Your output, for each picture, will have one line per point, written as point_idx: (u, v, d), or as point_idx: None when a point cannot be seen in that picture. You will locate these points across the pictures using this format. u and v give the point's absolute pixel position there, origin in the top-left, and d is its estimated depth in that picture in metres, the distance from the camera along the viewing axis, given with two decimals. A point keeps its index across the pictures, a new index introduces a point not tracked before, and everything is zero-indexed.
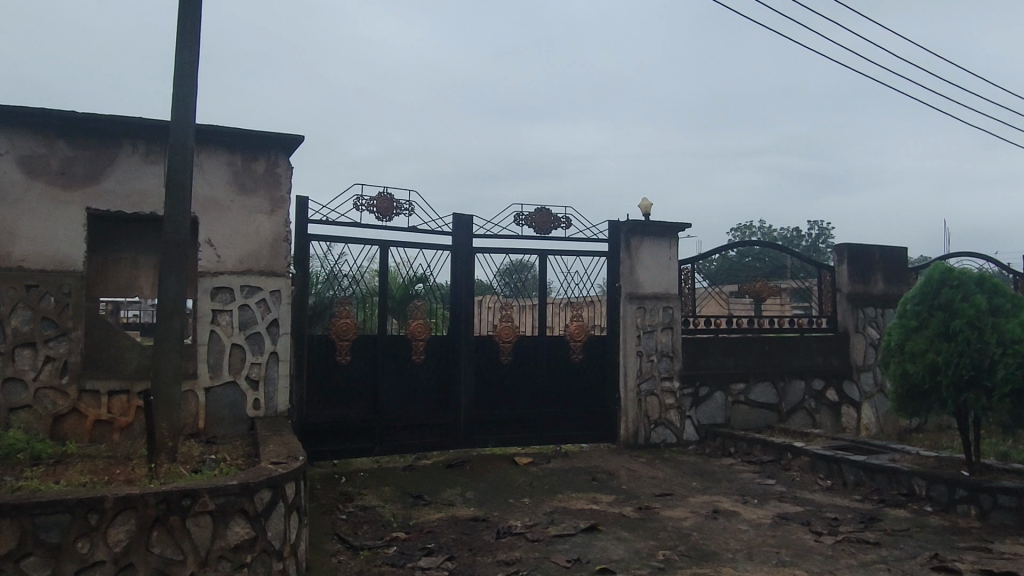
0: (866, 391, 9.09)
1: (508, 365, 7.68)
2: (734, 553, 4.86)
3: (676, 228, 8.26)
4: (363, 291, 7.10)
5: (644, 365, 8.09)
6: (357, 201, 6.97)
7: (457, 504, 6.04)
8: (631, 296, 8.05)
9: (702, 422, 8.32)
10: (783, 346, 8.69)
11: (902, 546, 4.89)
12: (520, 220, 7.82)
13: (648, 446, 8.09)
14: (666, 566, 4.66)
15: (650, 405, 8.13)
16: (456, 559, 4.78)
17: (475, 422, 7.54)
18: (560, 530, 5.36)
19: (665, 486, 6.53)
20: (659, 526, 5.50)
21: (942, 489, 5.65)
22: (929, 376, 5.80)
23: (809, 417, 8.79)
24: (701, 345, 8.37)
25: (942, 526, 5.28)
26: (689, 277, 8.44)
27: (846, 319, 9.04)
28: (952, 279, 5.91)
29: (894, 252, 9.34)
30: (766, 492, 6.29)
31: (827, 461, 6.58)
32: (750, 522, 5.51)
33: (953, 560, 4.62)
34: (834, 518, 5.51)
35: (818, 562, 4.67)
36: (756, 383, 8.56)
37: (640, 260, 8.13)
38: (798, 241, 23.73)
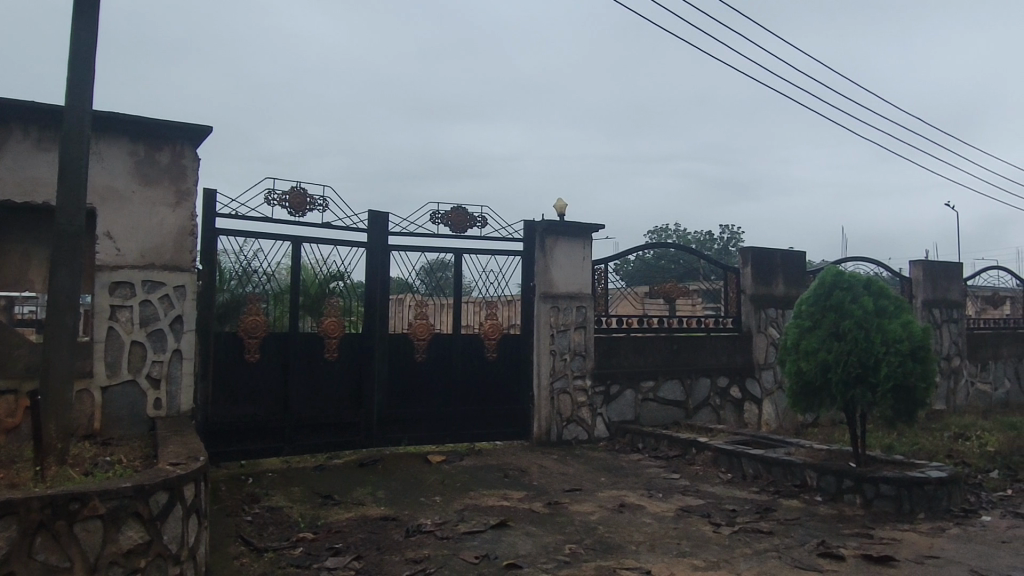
0: (766, 389, 9.54)
1: (423, 363, 7.66)
2: (637, 546, 5.01)
3: (589, 229, 8.43)
4: (274, 288, 6.94)
5: (557, 364, 8.22)
6: (269, 195, 6.80)
7: (367, 503, 5.98)
8: (545, 295, 8.17)
9: (613, 419, 8.53)
10: (691, 346, 9.00)
11: (793, 534, 5.16)
12: (436, 218, 7.81)
13: (561, 443, 8.22)
14: (572, 560, 4.76)
15: (562, 402, 8.27)
16: (364, 559, 4.74)
17: (388, 420, 7.48)
18: (470, 527, 5.39)
19: (575, 482, 6.67)
20: (566, 520, 5.61)
21: (831, 480, 5.98)
22: (821, 373, 6.14)
23: (714, 414, 9.13)
24: (614, 344, 8.58)
25: (830, 514, 5.60)
26: (602, 277, 8.64)
27: (749, 319, 9.47)
28: (843, 281, 6.27)
29: (795, 256, 9.84)
30: (671, 486, 6.51)
31: (729, 455, 6.87)
32: (654, 515, 5.69)
33: (838, 546, 4.90)
34: (732, 510, 5.75)
35: (715, 552, 4.87)
36: (665, 381, 8.83)
37: (556, 260, 8.26)
38: (710, 243, 24.56)
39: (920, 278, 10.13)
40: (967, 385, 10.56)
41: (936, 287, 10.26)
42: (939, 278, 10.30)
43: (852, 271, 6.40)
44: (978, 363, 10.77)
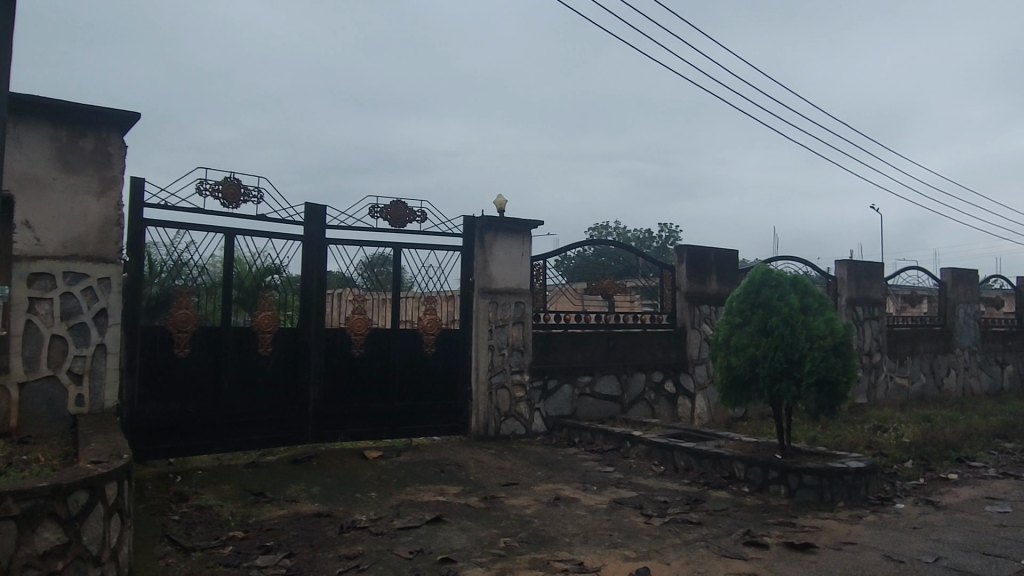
0: (699, 384, 9.80)
1: (360, 358, 7.58)
2: (570, 538, 5.09)
3: (529, 226, 8.48)
4: (206, 281, 6.77)
5: (495, 359, 8.26)
6: (200, 185, 6.61)
7: (301, 500, 5.89)
8: (484, 291, 8.20)
9: (550, 414, 8.61)
10: (627, 341, 9.17)
11: (720, 524, 5.32)
12: (375, 212, 7.73)
13: (498, 437, 8.26)
14: (506, 553, 4.79)
15: (500, 397, 8.31)
16: (296, 556, 4.67)
17: (324, 416, 7.38)
18: (405, 522, 5.37)
19: (511, 476, 6.72)
20: (502, 514, 5.65)
21: (757, 471, 6.18)
22: (749, 369, 6.34)
23: (649, 408, 9.32)
24: (552, 340, 8.66)
25: (756, 504, 5.79)
26: (540, 273, 8.71)
27: (683, 316, 9.69)
28: (771, 280, 6.48)
29: (729, 255, 10.10)
30: (605, 479, 6.63)
31: (661, 448, 7.03)
32: (587, 507, 5.79)
33: (762, 535, 5.08)
34: (663, 501, 5.89)
35: (646, 542, 4.98)
36: (601, 376, 8.97)
37: (494, 256, 8.29)
38: (648, 241, 25.00)
39: (844, 277, 10.55)
40: (886, 379, 11.06)
41: (859, 286, 10.71)
42: (862, 277, 10.75)
43: (779, 269, 6.62)
44: (897, 358, 11.29)
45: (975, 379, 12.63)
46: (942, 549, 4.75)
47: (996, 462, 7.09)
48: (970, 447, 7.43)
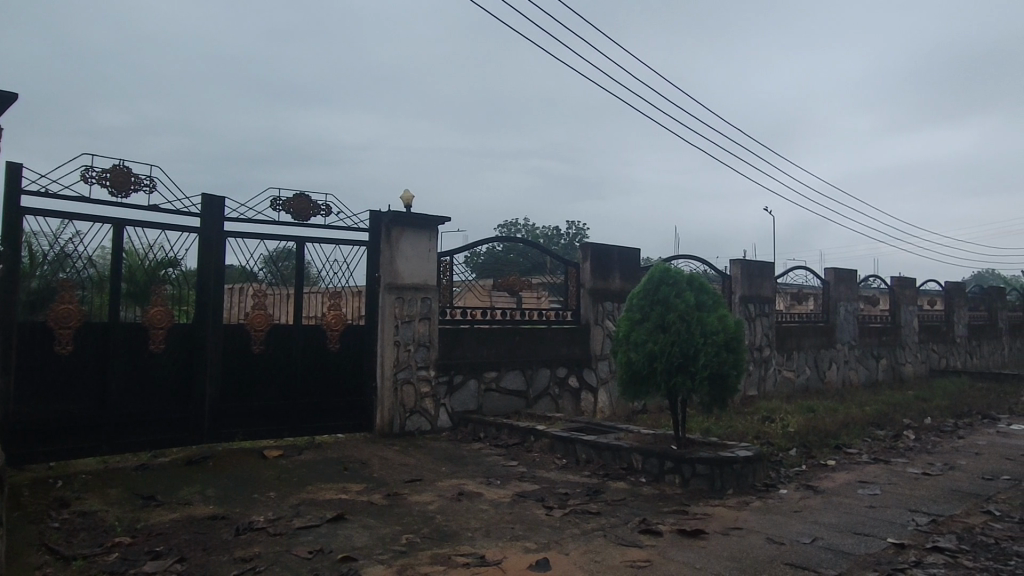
0: (601, 378, 10.06)
1: (260, 355, 7.36)
2: (472, 532, 5.14)
3: (436, 221, 8.46)
4: (93, 275, 6.40)
5: (401, 355, 8.20)
6: (85, 172, 6.24)
7: (194, 503, 5.67)
8: (390, 286, 8.12)
9: (456, 409, 8.63)
10: (533, 337, 9.31)
11: (618, 514, 5.50)
12: (276, 205, 7.52)
13: (403, 434, 8.21)
14: (408, 549, 4.79)
15: (406, 393, 8.26)
16: (188, 561, 4.50)
17: (221, 414, 7.12)
18: (305, 522, 5.27)
19: (415, 472, 6.70)
20: (404, 510, 5.63)
21: (654, 462, 6.42)
22: (648, 363, 6.58)
23: (553, 402, 9.50)
24: (458, 335, 8.68)
25: (652, 494, 6.01)
26: (447, 269, 8.71)
27: (587, 312, 9.92)
28: (669, 277, 6.73)
29: (631, 253, 10.41)
30: (508, 473, 6.72)
31: (564, 441, 7.18)
32: (490, 501, 5.85)
33: (656, 523, 5.29)
34: (564, 493, 6.03)
35: (546, 534, 5.10)
36: (507, 371, 9.06)
37: (401, 251, 8.24)
38: (556, 239, 25.42)
39: (738, 275, 11.07)
40: (775, 372, 11.70)
41: (751, 284, 11.27)
42: (754, 276, 11.32)
43: (677, 268, 6.88)
44: (785, 353, 11.96)
45: (853, 371, 13.55)
46: (818, 530, 5.09)
47: (870, 448, 7.63)
48: (847, 435, 7.98)
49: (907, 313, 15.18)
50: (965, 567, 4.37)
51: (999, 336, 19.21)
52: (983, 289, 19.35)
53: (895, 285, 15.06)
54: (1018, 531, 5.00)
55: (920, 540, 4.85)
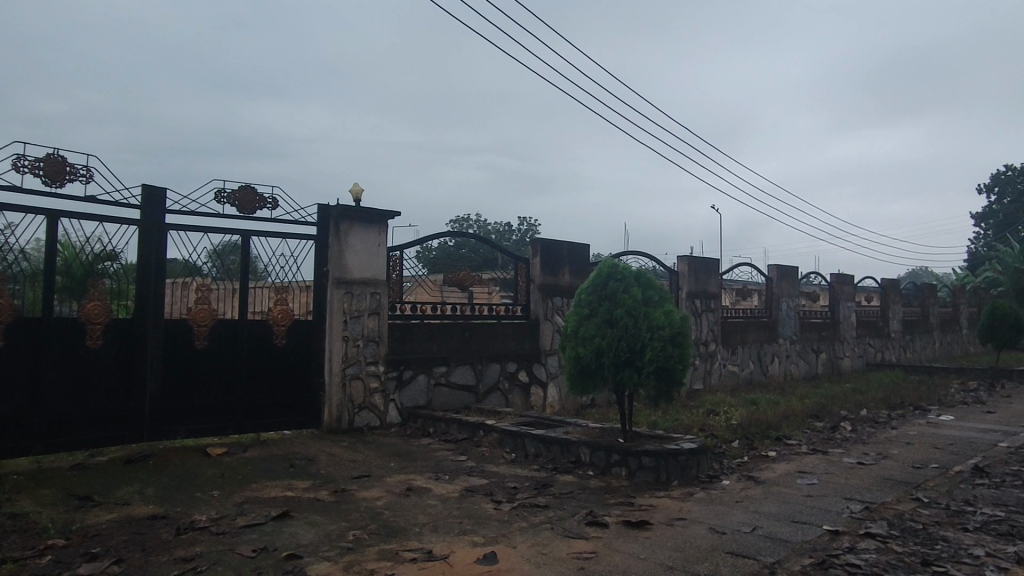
0: (551, 373, 10.14)
1: (203, 350, 7.19)
2: (420, 527, 5.13)
3: (386, 216, 8.40)
4: (25, 268, 6.16)
5: (349, 350, 8.10)
6: (17, 160, 5.99)
7: (133, 503, 5.52)
8: (339, 281, 8.02)
9: (405, 405, 8.58)
10: (483, 332, 9.32)
11: (565, 507, 5.56)
12: (221, 197, 7.35)
13: (352, 430, 8.13)
14: (354, 546, 4.75)
15: (354, 389, 8.17)
16: (125, 562, 4.38)
17: (162, 412, 6.93)
18: (249, 520, 5.18)
19: (363, 468, 6.65)
20: (352, 507, 5.59)
21: (601, 455, 6.50)
22: (596, 358, 6.65)
23: (503, 397, 9.53)
24: (408, 330, 8.63)
25: (599, 486, 6.09)
26: (397, 264, 8.65)
27: (537, 308, 9.98)
28: (616, 273, 6.82)
29: (581, 249, 10.50)
30: (457, 468, 6.72)
31: (513, 436, 7.22)
32: (439, 496, 5.85)
33: (603, 515, 5.36)
34: (513, 487, 6.06)
35: (494, 528, 5.12)
36: (456, 366, 9.06)
37: (350, 245, 8.14)
38: (508, 235, 25.51)
39: (685, 271, 11.27)
40: (720, 366, 11.97)
41: (698, 280, 11.49)
42: (700, 272, 11.54)
43: (625, 264, 6.97)
44: (730, 348, 12.24)
45: (795, 365, 13.95)
46: (758, 519, 5.24)
47: (809, 439, 7.88)
48: (787, 426, 8.22)
49: (845, 308, 15.70)
50: (895, 551, 4.56)
51: (930, 331, 20.03)
52: (917, 285, 20.12)
53: (834, 281, 15.54)
54: (945, 516, 5.23)
55: (854, 527, 5.04)
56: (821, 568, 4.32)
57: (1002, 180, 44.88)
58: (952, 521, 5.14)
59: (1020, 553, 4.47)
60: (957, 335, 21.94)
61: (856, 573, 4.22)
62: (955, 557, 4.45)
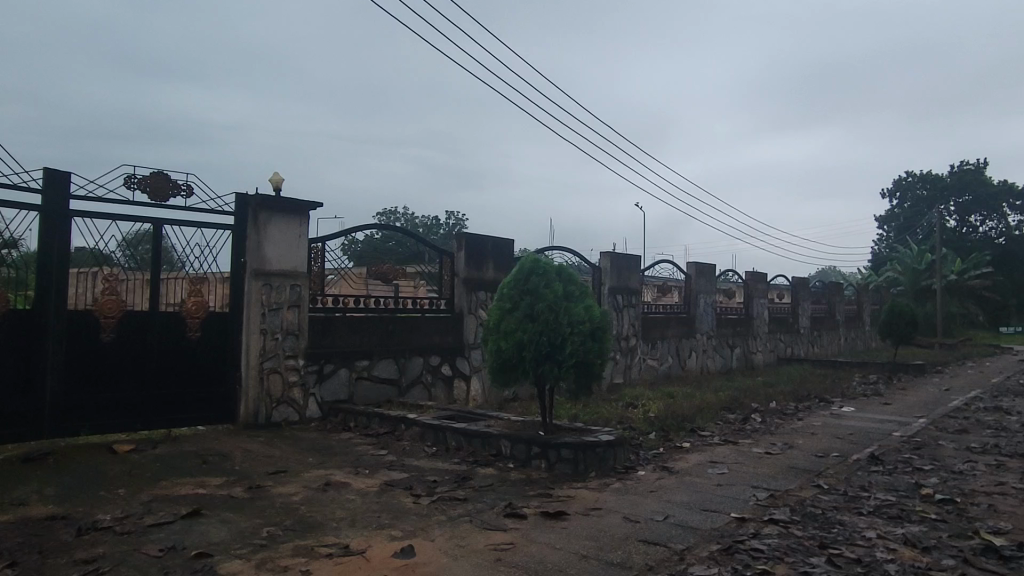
0: (473, 367, 10.16)
1: (110, 343, 6.89)
2: (337, 523, 5.07)
3: (307, 206, 8.23)
4: None
5: (267, 343, 7.91)
6: None
7: (31, 503, 5.24)
8: (257, 273, 7.83)
9: (325, 399, 8.44)
10: (406, 325, 9.26)
11: (484, 499, 5.60)
12: (131, 183, 7.04)
13: (269, 425, 7.95)
14: (268, 543, 4.66)
15: (272, 383, 7.99)
16: (19, 565, 4.16)
17: (64, 407, 6.60)
18: (156, 519, 5.00)
19: (280, 464, 6.52)
20: (266, 503, 5.47)
21: (521, 448, 6.57)
22: (517, 352, 6.71)
23: (425, 391, 9.50)
24: (329, 323, 8.49)
25: (518, 479, 6.16)
26: (318, 256, 8.49)
27: (461, 301, 9.99)
28: (538, 268, 6.89)
29: (505, 243, 10.55)
30: (377, 462, 6.67)
31: (434, 429, 7.21)
32: (357, 491, 5.79)
33: (521, 506, 5.43)
34: (433, 481, 6.06)
35: (412, 521, 5.11)
36: (379, 359, 8.97)
37: (268, 236, 7.95)
38: (435, 230, 25.41)
39: (607, 267, 11.47)
40: (640, 361, 12.27)
41: (619, 277, 11.73)
42: (622, 268, 11.77)
43: (546, 259, 7.05)
44: (649, 342, 12.56)
45: (711, 359, 14.44)
46: (670, 508, 5.41)
47: (721, 430, 8.18)
48: (701, 418, 8.51)
49: (758, 305, 16.33)
50: (795, 536, 4.80)
51: (836, 327, 21.08)
52: (825, 284, 21.12)
53: (749, 279, 16.14)
54: (842, 502, 5.54)
55: (759, 514, 5.27)
56: (727, 553, 4.50)
57: (904, 185, 47.60)
58: (848, 506, 5.45)
59: (907, 534, 4.78)
60: (860, 332, 23.18)
61: (759, 557, 4.42)
62: (849, 540, 4.72)
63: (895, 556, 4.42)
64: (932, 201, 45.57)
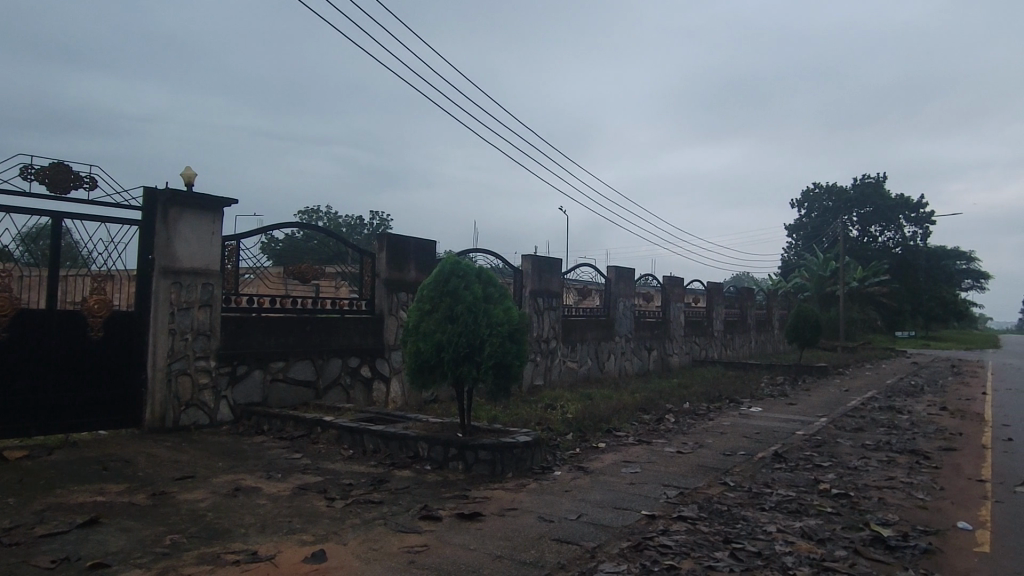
0: (393, 368, 10.06)
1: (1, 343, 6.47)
2: (246, 528, 4.92)
3: (221, 203, 7.97)
4: None
5: (176, 344, 7.61)
6: None
7: None
8: (165, 270, 7.52)
9: (238, 402, 8.19)
10: (325, 326, 9.09)
11: (400, 502, 5.55)
12: (28, 173, 6.65)
13: (177, 428, 7.66)
14: (171, 551, 4.48)
15: (181, 385, 7.69)
16: None
17: None
18: (49, 529, 4.74)
19: (187, 469, 6.28)
20: (171, 510, 5.26)
21: (439, 450, 6.53)
22: (435, 353, 6.68)
23: (343, 393, 9.35)
24: (242, 324, 8.23)
25: (435, 481, 6.14)
26: (233, 254, 8.24)
27: (381, 302, 9.87)
28: (459, 270, 6.88)
29: (427, 245, 10.49)
30: (291, 466, 6.52)
31: (351, 432, 7.09)
32: (268, 496, 5.65)
33: (437, 508, 5.41)
34: (348, 484, 5.97)
35: (325, 525, 5.02)
36: (295, 361, 8.76)
37: (179, 232, 7.65)
38: (358, 231, 25.05)
39: (528, 270, 11.56)
40: (560, 363, 12.44)
41: (541, 279, 11.84)
42: (543, 271, 11.88)
43: (467, 261, 7.05)
44: (569, 345, 12.75)
45: (628, 361, 14.77)
46: (584, 507, 5.51)
47: (635, 430, 8.38)
48: (617, 419, 8.70)
49: (675, 308, 16.81)
50: (702, 532, 4.97)
51: (748, 330, 21.92)
52: (737, 289, 21.92)
53: (667, 283, 16.59)
54: (746, 498, 5.77)
55: (668, 511, 5.43)
56: (637, 550, 4.62)
57: (812, 196, 49.97)
58: (752, 502, 5.68)
59: (805, 527, 5.02)
60: (770, 335, 24.18)
61: (666, 553, 4.55)
62: (751, 534, 4.92)
63: (793, 549, 4.63)
64: (838, 212, 47.99)
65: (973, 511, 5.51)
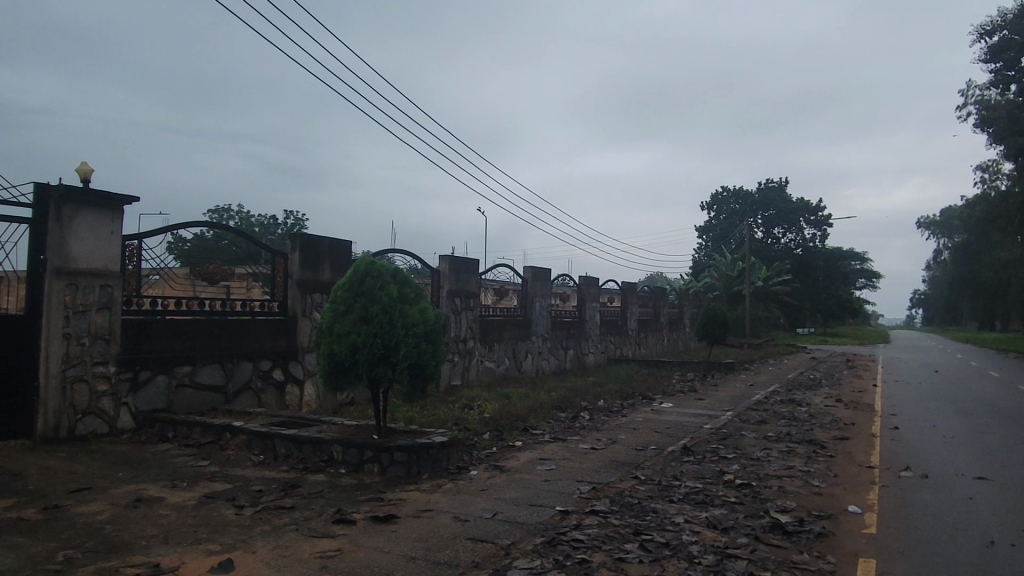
0: (307, 370, 9.84)
1: None
2: (147, 540, 4.72)
3: (122, 202, 7.61)
4: None
5: (71, 349, 7.21)
6: None
7: None
8: (59, 271, 7.12)
9: (140, 409, 7.83)
10: (235, 328, 8.80)
11: (313, 507, 5.45)
12: None
13: (73, 438, 7.25)
14: (64, 568, 4.24)
15: (77, 392, 7.29)
16: None
17: None
18: None
19: (83, 481, 5.96)
20: (65, 524, 4.98)
21: (354, 453, 6.43)
22: (350, 354, 6.58)
23: (254, 397, 9.08)
24: (145, 327, 7.86)
25: (350, 484, 6.05)
26: (135, 254, 7.87)
27: (295, 303, 9.64)
28: (374, 270, 6.79)
29: (341, 245, 10.31)
30: (197, 473, 6.29)
31: (262, 437, 6.90)
32: (173, 506, 5.43)
33: (351, 512, 5.33)
34: (258, 491, 5.81)
35: (233, 534, 4.88)
36: (203, 365, 8.45)
37: (75, 231, 7.25)
38: (271, 231, 24.35)
39: (445, 270, 11.53)
40: (477, 363, 12.47)
41: (458, 279, 11.84)
42: (460, 271, 11.88)
43: (382, 261, 6.97)
44: (487, 345, 12.80)
45: (545, 360, 14.96)
46: (499, 505, 5.56)
47: (551, 428, 8.50)
48: (533, 418, 8.80)
49: (590, 307, 17.14)
50: (613, 525, 5.10)
51: (660, 329, 22.58)
52: (651, 288, 22.54)
53: (584, 283, 16.88)
54: (656, 491, 5.95)
55: (581, 506, 5.55)
56: (550, 545, 4.70)
57: (721, 199, 51.94)
58: (661, 494, 5.87)
59: (710, 517, 5.23)
60: (681, 333, 24.98)
61: (579, 547, 4.65)
62: (660, 525, 5.09)
63: (699, 538, 4.82)
64: (745, 214, 50.04)
65: (862, 496, 5.88)
